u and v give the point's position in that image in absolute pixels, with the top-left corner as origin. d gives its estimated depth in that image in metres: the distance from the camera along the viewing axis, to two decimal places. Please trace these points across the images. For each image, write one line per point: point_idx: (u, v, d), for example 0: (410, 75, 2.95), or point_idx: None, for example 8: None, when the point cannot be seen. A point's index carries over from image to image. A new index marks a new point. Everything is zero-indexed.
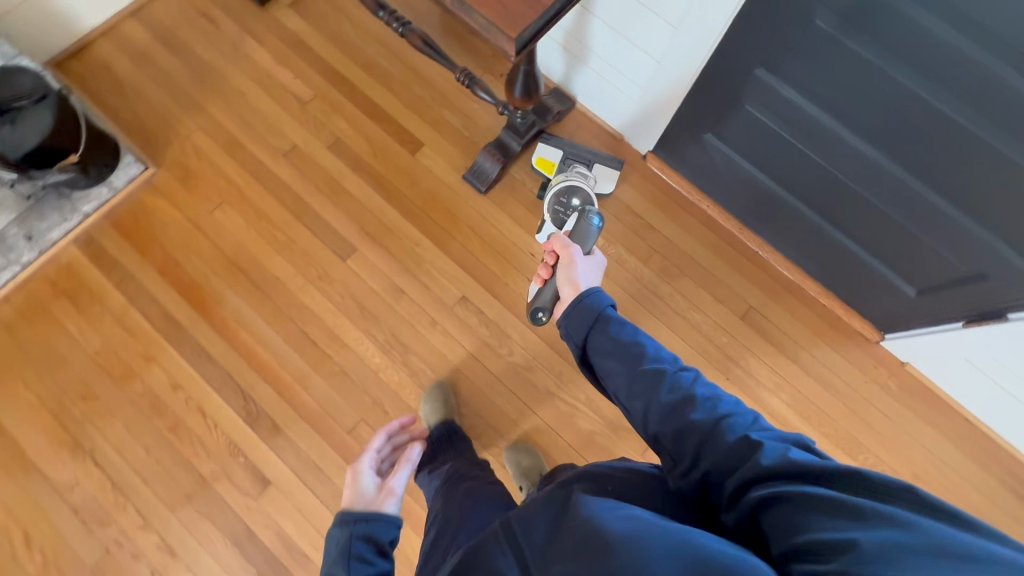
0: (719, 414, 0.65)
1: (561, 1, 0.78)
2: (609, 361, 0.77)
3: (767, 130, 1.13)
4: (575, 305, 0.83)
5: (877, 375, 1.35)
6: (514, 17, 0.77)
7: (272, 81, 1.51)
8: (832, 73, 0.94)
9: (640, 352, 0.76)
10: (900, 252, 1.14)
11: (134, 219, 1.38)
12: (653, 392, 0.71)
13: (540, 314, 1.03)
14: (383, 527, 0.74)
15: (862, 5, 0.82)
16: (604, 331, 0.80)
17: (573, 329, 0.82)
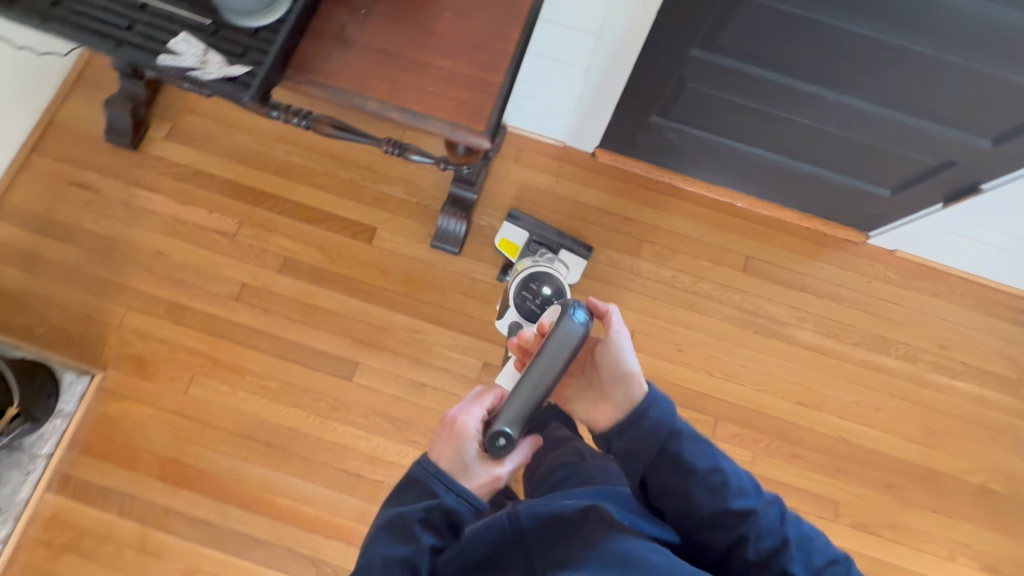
0: (818, 562, 0.66)
1: (509, 74, 0.72)
2: (687, 493, 0.72)
3: (716, 99, 1.12)
4: (648, 425, 0.75)
5: (877, 272, 1.42)
6: (471, 109, 0.70)
7: (187, 226, 1.35)
8: (770, 33, 0.93)
9: (725, 478, 0.71)
10: (869, 166, 1.18)
11: (105, 435, 1.22)
12: (744, 533, 0.68)
13: (502, 441, 0.70)
14: (470, 512, 0.68)
15: None
16: (683, 452, 0.73)
17: (642, 449, 0.75)
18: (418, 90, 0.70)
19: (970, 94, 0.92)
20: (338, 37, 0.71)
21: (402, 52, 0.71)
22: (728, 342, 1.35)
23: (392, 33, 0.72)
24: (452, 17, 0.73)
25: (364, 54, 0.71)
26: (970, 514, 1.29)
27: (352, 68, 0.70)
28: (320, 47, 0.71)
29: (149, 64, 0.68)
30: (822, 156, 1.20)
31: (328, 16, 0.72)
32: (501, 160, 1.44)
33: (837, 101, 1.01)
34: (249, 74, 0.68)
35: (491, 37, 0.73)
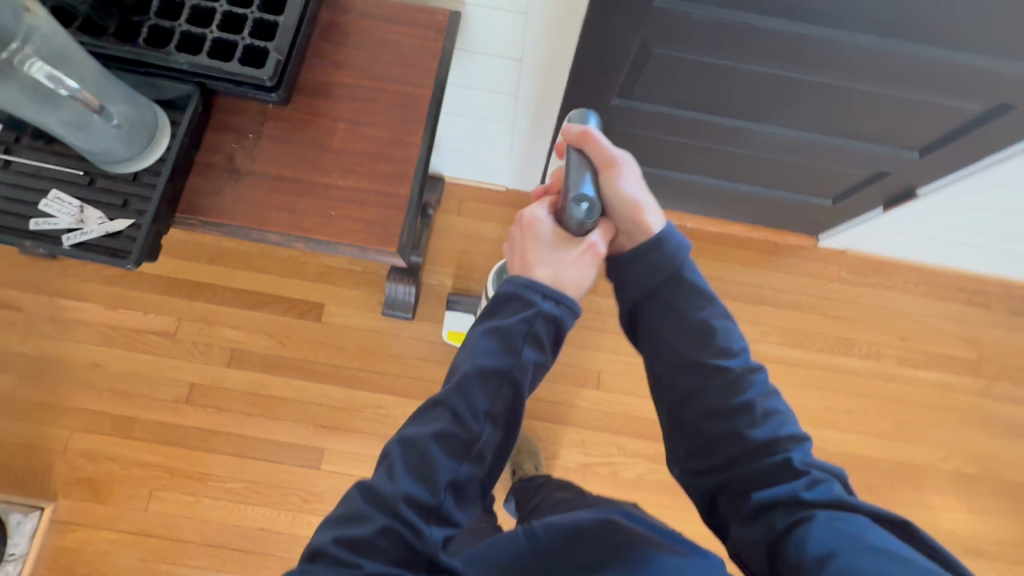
0: (780, 434, 0.60)
1: (417, 183, 0.68)
2: (664, 333, 0.64)
3: (646, 138, 1.09)
4: (644, 254, 0.64)
5: (831, 274, 1.43)
6: (379, 228, 0.66)
7: (123, 332, 1.28)
8: (686, 79, 0.90)
9: (717, 333, 0.62)
10: (806, 180, 1.18)
11: (67, 570, 1.15)
12: (715, 388, 0.61)
13: (585, 209, 0.62)
14: (569, 317, 0.61)
15: (689, 26, 0.79)
16: (677, 293, 0.64)
17: (628, 284, 0.65)
18: (322, 214, 0.66)
19: (889, 115, 0.92)
20: (227, 167, 0.66)
21: (299, 174, 0.67)
22: None
23: (285, 155, 0.67)
24: (347, 127, 0.69)
25: (257, 181, 0.66)
26: (950, 502, 1.32)
27: (246, 200, 0.66)
28: (209, 180, 0.66)
29: (18, 235, 0.62)
30: (760, 176, 1.19)
31: (213, 146, 0.67)
32: (443, 214, 1.40)
33: (765, 130, 1.00)
34: (133, 226, 0.63)
35: (392, 143, 0.69)
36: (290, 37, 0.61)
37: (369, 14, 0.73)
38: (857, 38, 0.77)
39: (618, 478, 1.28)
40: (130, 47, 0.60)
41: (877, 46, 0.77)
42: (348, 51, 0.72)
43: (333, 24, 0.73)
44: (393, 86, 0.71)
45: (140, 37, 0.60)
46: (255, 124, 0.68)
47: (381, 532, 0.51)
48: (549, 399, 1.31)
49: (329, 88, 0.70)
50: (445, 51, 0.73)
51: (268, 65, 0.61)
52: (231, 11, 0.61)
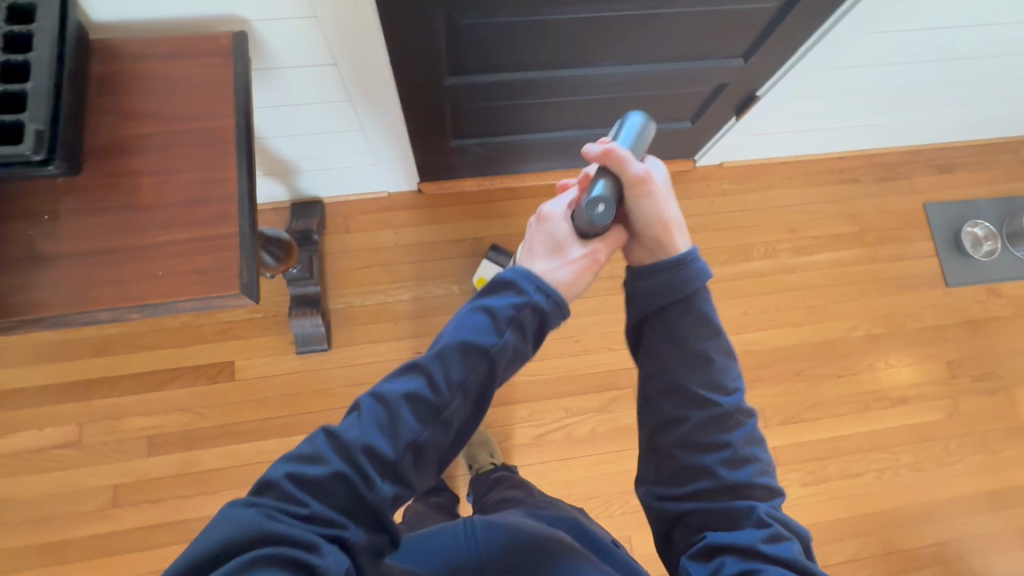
0: (756, 482, 0.59)
1: (244, 218, 0.65)
2: (664, 354, 0.62)
3: (498, 109, 1.10)
4: (662, 271, 0.61)
5: (715, 189, 1.49)
6: (216, 274, 0.62)
7: (21, 455, 1.18)
8: (508, 43, 0.91)
9: (714, 368, 0.61)
10: (661, 109, 1.22)
11: None
12: (703, 420, 0.60)
13: (601, 211, 0.60)
14: (556, 312, 0.58)
15: None
16: (684, 320, 0.61)
17: (639, 297, 0.63)
18: (148, 277, 0.62)
19: (703, 31, 0.96)
20: (29, 256, 0.61)
21: (114, 242, 0.63)
22: (615, 312, 1.39)
23: (93, 226, 0.63)
24: (154, 180, 0.65)
25: (68, 262, 0.62)
26: (867, 363, 1.43)
27: (61, 285, 0.61)
28: (11, 275, 0.60)
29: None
30: (619, 118, 1.22)
31: (7, 238, 0.61)
32: (332, 235, 1.36)
33: (601, 73, 1.03)
34: None
35: (206, 183, 0.65)
36: (46, 102, 0.57)
37: (146, 55, 0.69)
38: None
39: (573, 439, 1.31)
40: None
41: None
42: (132, 99, 0.67)
43: (108, 74, 0.68)
44: (191, 123, 0.67)
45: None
46: (50, 203, 0.63)
47: (335, 477, 0.48)
48: None
49: (120, 143, 0.65)
50: (238, 75, 0.70)
51: (28, 137, 0.55)
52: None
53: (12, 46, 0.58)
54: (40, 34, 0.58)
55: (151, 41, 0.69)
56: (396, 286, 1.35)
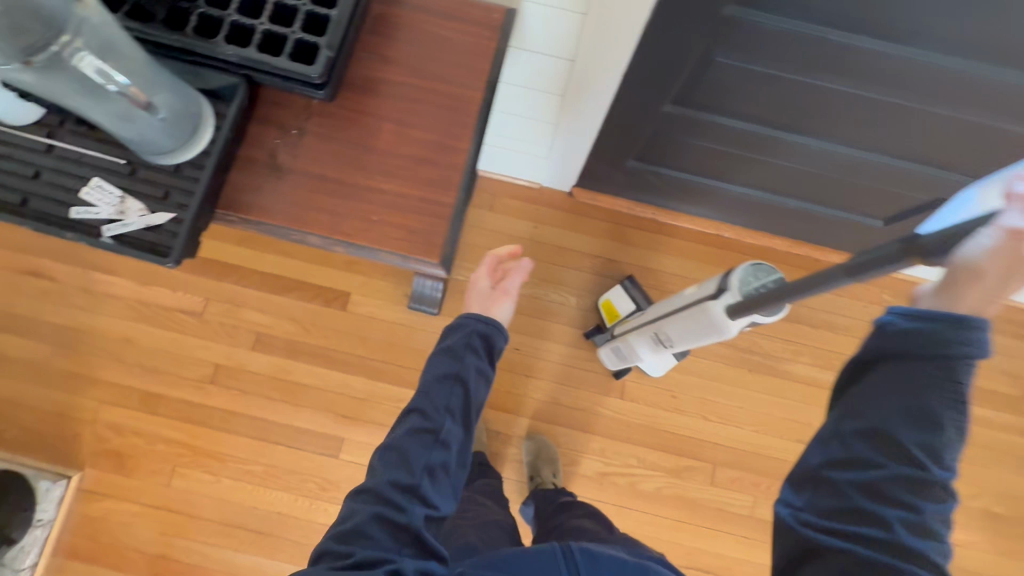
0: (930, 564, 0.48)
1: (462, 192, 0.66)
2: (886, 392, 0.50)
3: (695, 146, 1.05)
4: (944, 322, 0.47)
5: (872, 296, 1.37)
6: (423, 236, 0.64)
7: (152, 309, 1.29)
8: (749, 90, 0.84)
9: (943, 436, 0.48)
10: (859, 199, 1.12)
11: (89, 537, 1.18)
12: (898, 473, 0.49)
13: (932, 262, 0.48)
14: (499, 335, 0.77)
15: (757, 38, 0.73)
16: (935, 369, 0.48)
17: (890, 334, 0.50)
18: (362, 219, 0.64)
19: (959, 141, 0.86)
20: (268, 164, 0.64)
21: (341, 176, 0.65)
22: (722, 382, 1.32)
23: (328, 154, 0.65)
24: (393, 128, 0.66)
25: (298, 180, 0.64)
26: (976, 540, 1.28)
27: (287, 200, 0.64)
28: (249, 176, 0.64)
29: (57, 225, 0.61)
30: (808, 191, 1.14)
31: (255, 140, 0.65)
32: (475, 208, 1.37)
33: (822, 147, 0.95)
34: (174, 220, 0.61)
35: (439, 147, 0.66)
36: (342, 33, 0.58)
37: (422, 7, 0.70)
38: (943, 60, 0.71)
39: (636, 490, 1.26)
40: (173, 36, 0.57)
41: (962, 70, 0.71)
42: (397, 45, 0.68)
43: (384, 16, 0.69)
44: (443, 86, 0.68)
45: (185, 26, 0.57)
46: (299, 119, 0.65)
47: (371, 518, 0.60)
48: (573, 406, 1.29)
49: (376, 84, 0.67)
50: (498, 52, 0.69)
51: (318, 62, 0.58)
52: (281, 1, 0.58)
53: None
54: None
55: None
56: None
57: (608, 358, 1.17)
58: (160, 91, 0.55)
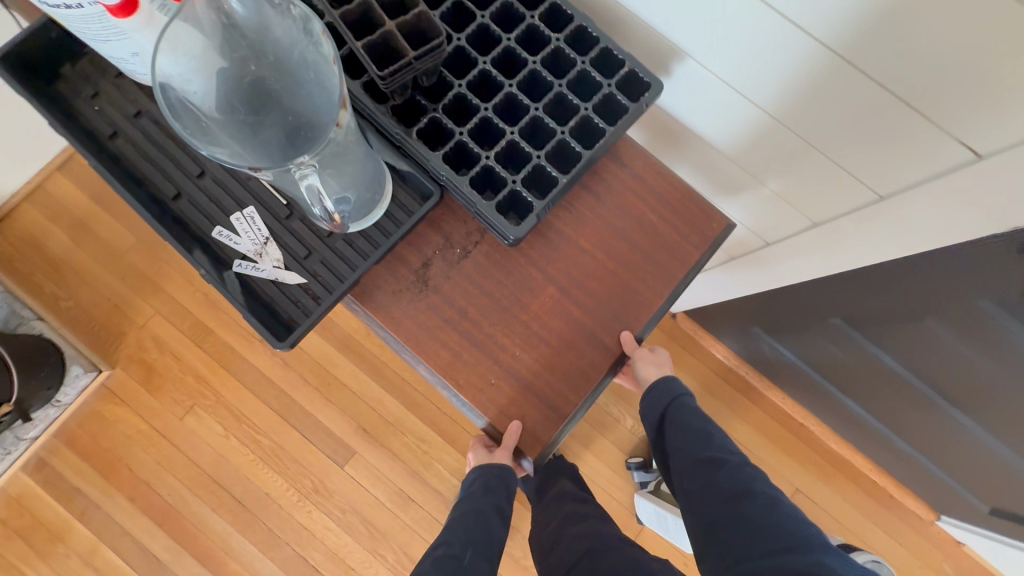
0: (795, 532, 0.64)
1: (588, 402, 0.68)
2: (680, 449, 0.74)
3: (833, 355, 0.96)
4: (653, 392, 0.78)
5: (931, 559, 1.25)
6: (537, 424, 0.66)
7: None
8: (932, 354, 0.75)
9: (711, 447, 0.73)
10: (978, 481, 0.99)
11: (92, 435, 1.19)
12: (734, 496, 0.68)
13: None
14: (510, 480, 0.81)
15: (969, 319, 0.63)
16: (678, 438, 0.75)
17: (649, 412, 0.79)
18: (481, 379, 0.67)
19: None
20: (417, 276, 0.68)
21: (481, 322, 0.68)
22: None
23: (481, 293, 0.68)
24: (553, 295, 0.69)
25: (439, 305, 0.68)
26: None
27: (417, 322, 0.67)
28: (395, 279, 0.68)
29: (207, 241, 0.65)
30: (930, 448, 1.02)
31: (417, 244, 0.68)
32: None
33: (973, 429, 0.84)
34: (301, 285, 0.64)
35: (590, 337, 0.69)
36: (554, 199, 0.64)
37: (643, 178, 0.71)
38: None
39: None
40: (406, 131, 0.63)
41: None
42: (601, 209, 0.70)
43: (602, 170, 0.71)
44: (626, 275, 0.70)
45: (417, 126, 0.63)
46: (467, 241, 0.69)
47: None
48: None
49: (558, 238, 0.70)
50: (697, 263, 0.71)
51: (522, 225, 0.64)
52: (518, 144, 0.65)
53: (576, 126, 0.66)
54: (605, 133, 0.65)
55: (657, 171, 0.71)
56: None
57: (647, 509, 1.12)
58: (357, 186, 0.60)
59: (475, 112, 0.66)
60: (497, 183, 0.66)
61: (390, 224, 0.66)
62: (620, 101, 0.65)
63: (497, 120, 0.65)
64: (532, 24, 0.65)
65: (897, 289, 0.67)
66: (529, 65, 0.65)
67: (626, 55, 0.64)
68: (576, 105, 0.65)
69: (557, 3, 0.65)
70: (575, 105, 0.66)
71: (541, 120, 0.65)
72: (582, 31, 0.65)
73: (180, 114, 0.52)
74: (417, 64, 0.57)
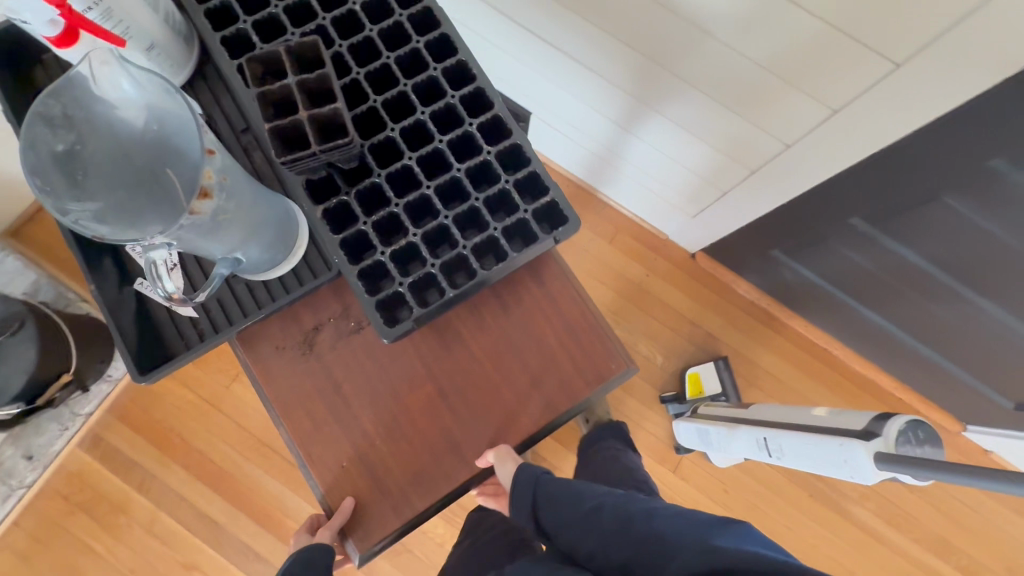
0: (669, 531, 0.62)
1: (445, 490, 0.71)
2: (562, 520, 0.72)
3: (855, 263, 1.00)
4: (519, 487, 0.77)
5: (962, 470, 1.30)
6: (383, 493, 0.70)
7: None
8: (950, 237, 0.80)
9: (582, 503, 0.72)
10: (1003, 377, 1.03)
11: (143, 409, 1.23)
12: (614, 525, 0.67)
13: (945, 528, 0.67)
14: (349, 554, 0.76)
15: (984, 179, 0.69)
16: (555, 508, 0.74)
17: (525, 504, 0.77)
18: (334, 457, 0.71)
19: None
20: (305, 338, 0.72)
21: (353, 398, 0.72)
22: (778, 496, 1.29)
23: (364, 370, 0.72)
24: (430, 393, 0.72)
25: (318, 372, 0.72)
26: None
27: (293, 386, 0.72)
28: (286, 334, 0.72)
29: (121, 252, 0.68)
30: (954, 351, 1.06)
31: (315, 307, 0.72)
32: (598, 238, 1.37)
33: (997, 315, 0.88)
34: (192, 319, 0.67)
35: (451, 446, 0.71)
36: (434, 309, 0.64)
37: (555, 300, 0.73)
38: None
39: None
40: (313, 209, 0.63)
41: None
42: (505, 319, 0.73)
43: (519, 284, 0.73)
44: (510, 378, 0.73)
45: (325, 206, 0.63)
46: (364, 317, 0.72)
47: None
48: None
49: (453, 338, 0.73)
50: (583, 400, 0.72)
51: (397, 327, 0.64)
52: (416, 246, 0.64)
53: (482, 241, 0.65)
54: (506, 258, 0.64)
55: (574, 301, 0.73)
56: (613, 317, 1.35)
57: (689, 437, 1.13)
58: (250, 246, 0.60)
59: (388, 205, 0.65)
60: (388, 279, 0.65)
61: (293, 281, 0.68)
62: (532, 228, 0.64)
63: (406, 217, 0.64)
64: (468, 131, 0.64)
65: (917, 168, 0.72)
66: (452, 171, 0.65)
67: (551, 187, 0.64)
68: (486, 221, 0.65)
69: (499, 116, 0.65)
70: (486, 221, 0.65)
71: (447, 227, 0.65)
72: (518, 151, 0.65)
73: (48, 164, 0.52)
74: (322, 156, 0.56)
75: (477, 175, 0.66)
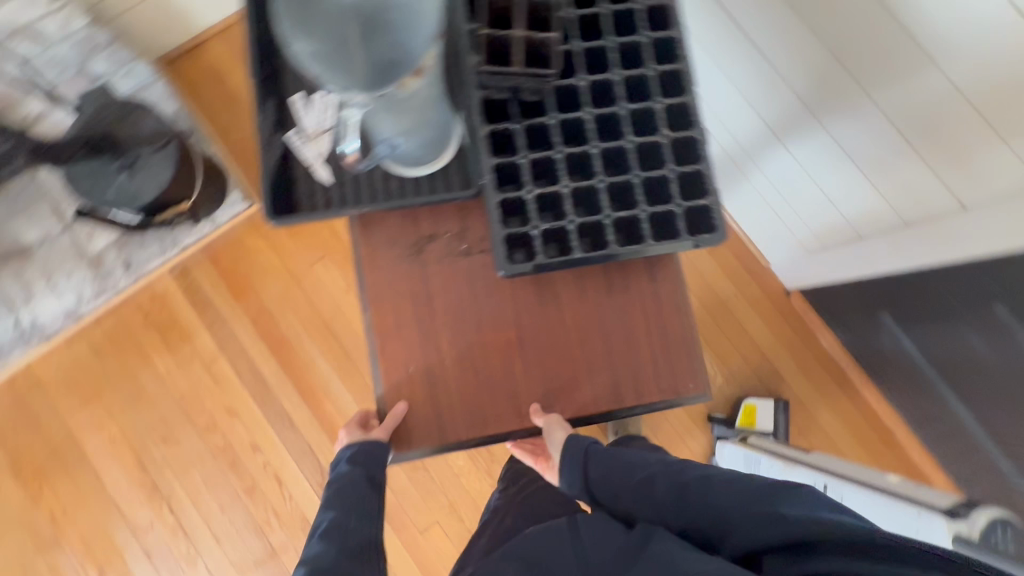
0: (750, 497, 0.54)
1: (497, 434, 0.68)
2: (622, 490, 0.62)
3: (975, 354, 0.92)
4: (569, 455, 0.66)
5: None
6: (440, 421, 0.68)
7: None
8: None
9: (643, 468, 0.62)
10: None
11: (233, 259, 1.31)
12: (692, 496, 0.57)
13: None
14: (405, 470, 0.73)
15: None
16: (613, 477, 0.63)
17: (574, 476, 0.66)
18: (404, 359, 0.68)
19: None
20: (417, 243, 0.69)
21: (438, 316, 0.69)
22: None
23: (459, 292, 0.69)
24: (511, 339, 0.69)
25: (416, 277, 0.69)
26: None
27: (389, 279, 0.69)
28: (400, 232, 0.70)
29: (284, 100, 0.69)
30: None
31: (436, 218, 0.69)
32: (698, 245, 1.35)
33: None
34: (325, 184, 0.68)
35: (511, 397, 0.69)
36: (557, 266, 0.58)
37: (660, 303, 0.70)
38: None
39: None
40: (479, 124, 0.58)
41: None
42: (605, 304, 0.69)
43: (632, 272, 0.70)
44: (589, 352, 0.69)
45: (492, 124, 0.58)
46: (478, 244, 0.69)
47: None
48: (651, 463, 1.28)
49: (551, 297, 0.69)
50: (649, 406, 0.69)
51: (514, 267, 0.58)
52: (561, 198, 0.59)
53: (623, 219, 0.59)
54: (643, 245, 0.58)
55: (676, 307, 0.70)
56: None
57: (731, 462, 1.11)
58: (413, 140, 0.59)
59: (548, 147, 0.60)
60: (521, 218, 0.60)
61: (427, 187, 0.67)
62: (677, 227, 0.58)
63: (561, 166, 0.59)
64: (654, 107, 0.58)
65: None
66: (624, 140, 0.59)
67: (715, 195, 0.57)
68: (637, 202, 0.59)
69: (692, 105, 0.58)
70: (636, 201, 0.59)
71: (597, 192, 0.59)
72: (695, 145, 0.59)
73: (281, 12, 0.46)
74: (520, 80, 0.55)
75: (644, 155, 0.60)
